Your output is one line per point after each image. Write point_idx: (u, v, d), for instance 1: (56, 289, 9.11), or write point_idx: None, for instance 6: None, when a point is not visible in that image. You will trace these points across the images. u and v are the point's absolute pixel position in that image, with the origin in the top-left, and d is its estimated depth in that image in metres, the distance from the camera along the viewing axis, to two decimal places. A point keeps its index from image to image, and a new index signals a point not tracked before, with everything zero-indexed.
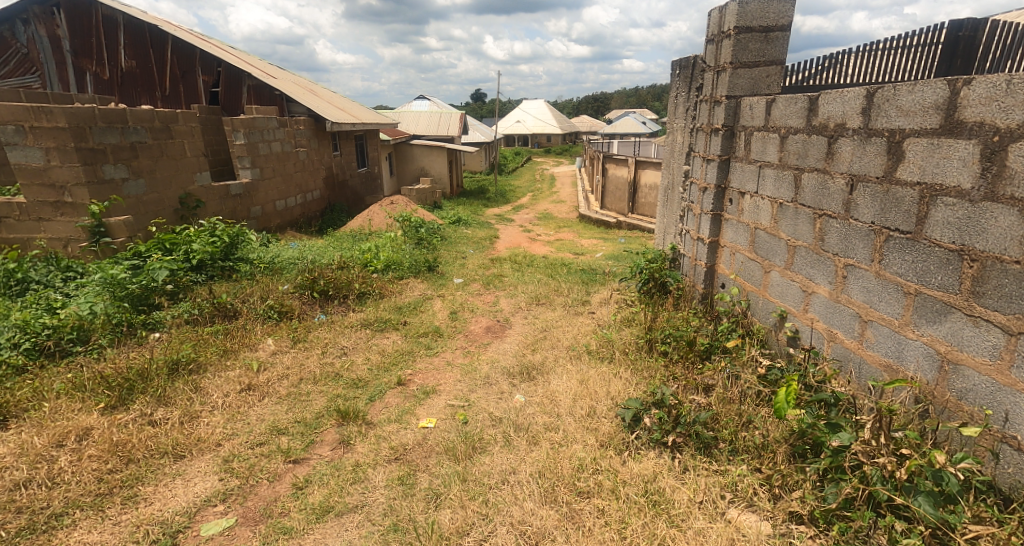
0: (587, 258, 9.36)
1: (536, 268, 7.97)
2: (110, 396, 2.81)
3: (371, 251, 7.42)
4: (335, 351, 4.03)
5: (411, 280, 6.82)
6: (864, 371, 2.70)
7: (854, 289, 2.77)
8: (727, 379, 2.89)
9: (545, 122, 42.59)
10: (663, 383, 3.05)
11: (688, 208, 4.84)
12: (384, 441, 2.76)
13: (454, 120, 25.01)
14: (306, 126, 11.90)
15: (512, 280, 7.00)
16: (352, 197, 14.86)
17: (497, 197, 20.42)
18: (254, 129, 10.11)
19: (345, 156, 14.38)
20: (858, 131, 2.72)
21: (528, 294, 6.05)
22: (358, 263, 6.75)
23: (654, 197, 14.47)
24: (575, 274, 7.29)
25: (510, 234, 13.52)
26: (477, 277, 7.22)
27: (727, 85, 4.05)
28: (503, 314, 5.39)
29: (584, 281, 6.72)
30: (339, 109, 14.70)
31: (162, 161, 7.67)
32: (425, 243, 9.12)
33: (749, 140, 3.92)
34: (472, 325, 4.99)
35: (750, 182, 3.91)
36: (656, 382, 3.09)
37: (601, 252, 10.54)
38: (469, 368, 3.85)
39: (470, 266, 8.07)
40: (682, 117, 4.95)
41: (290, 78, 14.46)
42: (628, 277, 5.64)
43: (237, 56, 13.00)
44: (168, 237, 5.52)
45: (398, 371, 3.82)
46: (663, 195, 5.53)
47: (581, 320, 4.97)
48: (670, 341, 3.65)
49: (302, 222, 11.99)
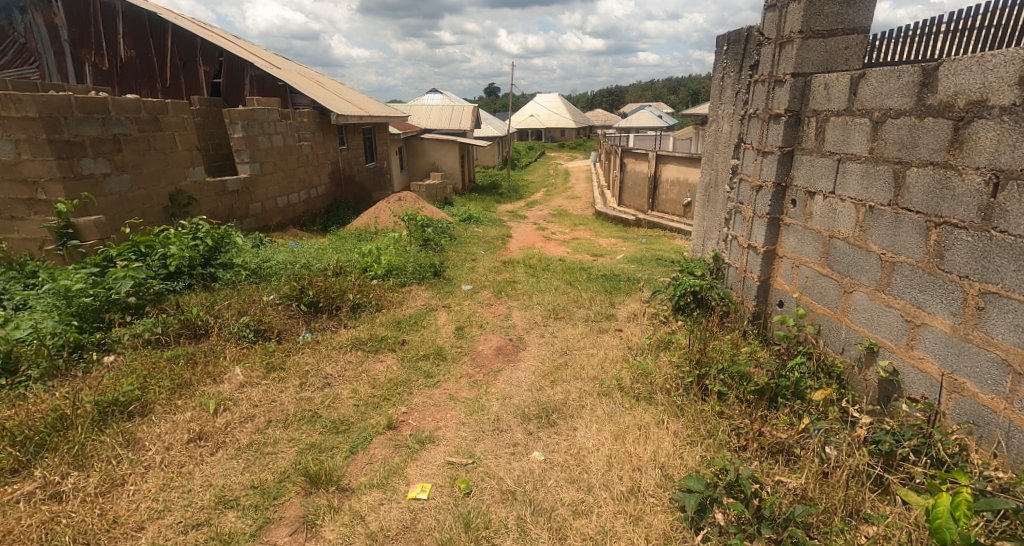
0: (607, 261, 8.63)
1: (553, 273, 7.27)
2: (11, 457, 2.21)
3: (372, 254, 6.80)
4: (317, 382, 3.39)
5: (415, 287, 6.18)
6: (1016, 438, 1.98)
7: (1000, 326, 2.04)
8: (823, 450, 2.16)
9: (559, 117, 41.72)
10: (729, 451, 2.37)
11: (736, 210, 4.10)
12: (360, 522, 2.13)
13: (466, 113, 24.30)
14: (309, 119, 11.33)
15: (527, 288, 6.32)
16: (359, 193, 14.29)
17: (510, 193, 19.72)
18: (253, 121, 9.54)
19: (352, 150, 13.79)
20: (1011, 111, 1.99)
21: (546, 306, 5.37)
22: (356, 268, 6.16)
23: (676, 193, 13.67)
24: (596, 281, 6.59)
25: (524, 232, 12.87)
26: (487, 285, 6.57)
27: (794, 60, 3.29)
28: (518, 330, 4.72)
29: (607, 290, 6.02)
30: (346, 101, 14.15)
31: (149, 155, 7.11)
32: (433, 245, 8.49)
33: (821, 127, 3.17)
34: (481, 345, 4.34)
35: (823, 179, 3.17)
36: (719, 448, 2.39)
37: (622, 254, 9.79)
38: (474, 406, 3.21)
39: (480, 269, 7.44)
40: (730, 103, 4.19)
41: (294, 69, 13.91)
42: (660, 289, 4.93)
43: (240, 46, 12.48)
44: (143, 239, 4.91)
45: (389, 410, 3.19)
46: (701, 195, 4.80)
47: (608, 341, 4.29)
48: (727, 381, 2.94)
49: (305, 219, 11.44)
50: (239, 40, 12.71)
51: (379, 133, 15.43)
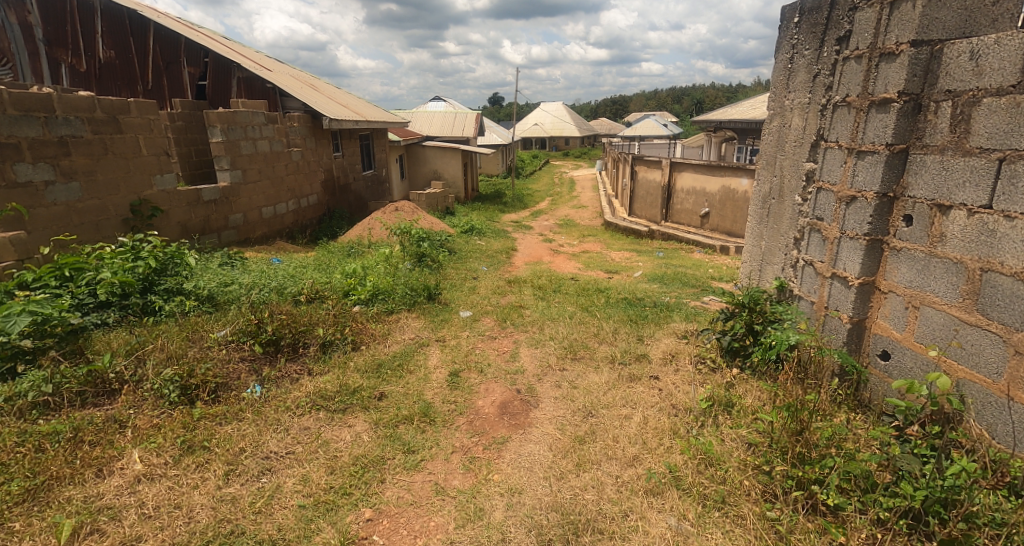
0: (624, 281, 7.72)
1: (566, 296, 6.36)
2: None
3: (357, 274, 5.89)
4: (252, 467, 2.46)
5: (404, 315, 5.27)
6: None
7: None
8: None
9: (564, 125, 41.02)
10: None
11: (813, 227, 3.17)
12: None
13: (469, 120, 23.52)
14: (299, 124, 10.50)
15: (537, 316, 5.41)
16: (355, 203, 13.46)
17: (514, 202, 18.87)
18: (234, 124, 8.72)
19: (348, 158, 12.97)
20: None
21: (561, 342, 4.47)
22: (336, 292, 5.28)
23: (692, 203, 12.72)
24: (617, 307, 5.68)
25: (530, 244, 11.95)
26: (489, 313, 5.66)
27: (917, 22, 2.39)
28: (528, 377, 3.80)
29: (632, 319, 5.11)
30: (342, 105, 13.36)
31: (106, 160, 6.22)
32: (429, 261, 7.59)
33: (962, 114, 2.27)
34: (480, 401, 3.44)
35: (966, 187, 2.25)
36: None
37: (639, 271, 8.87)
38: (468, 506, 2.33)
39: (481, 292, 6.55)
40: (800, 91, 3.28)
41: (287, 71, 13.17)
42: (709, 328, 3.97)
43: (228, 47, 11.73)
44: (70, 261, 3.97)
45: (347, 512, 2.28)
46: (756, 207, 3.87)
47: (643, 396, 3.38)
48: (845, 487, 2.02)
49: (293, 231, 10.57)
50: (228, 40, 11.96)
51: (376, 139, 14.61)
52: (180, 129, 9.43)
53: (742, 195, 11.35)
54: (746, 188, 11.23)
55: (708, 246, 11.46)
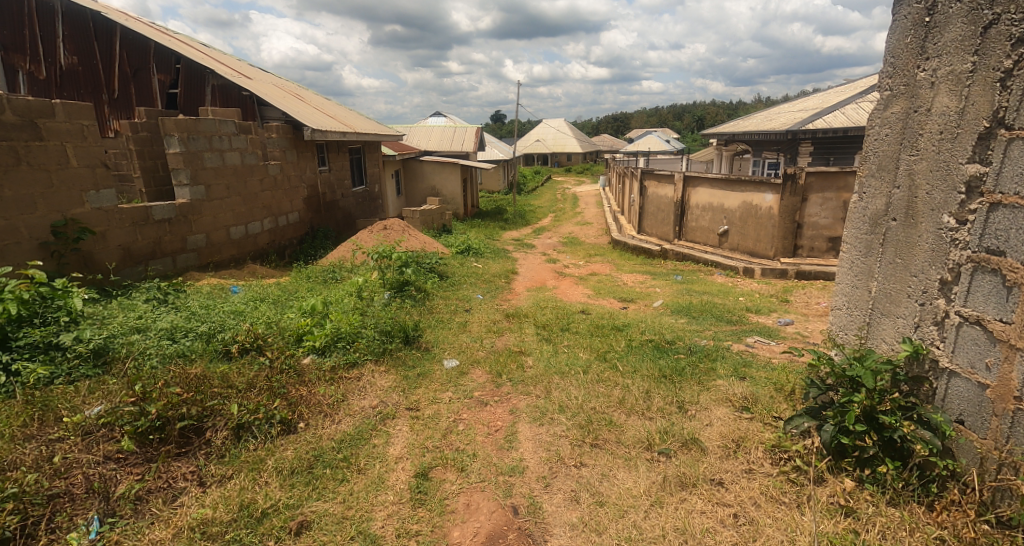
0: (642, 314, 6.55)
1: (576, 338, 5.16)
2: None
3: (318, 312, 4.73)
4: None
5: (370, 370, 4.08)
6: None
7: None
8: None
9: (566, 141, 40.28)
10: None
11: (984, 267, 2.00)
12: None
13: (469, 135, 22.56)
14: (277, 135, 9.41)
15: (541, 370, 4.25)
16: (344, 221, 12.39)
17: (516, 219, 17.80)
18: (197, 133, 7.65)
19: (335, 173, 11.92)
20: None
21: (574, 417, 3.28)
22: (284, 339, 4.14)
23: (708, 220, 11.49)
24: (643, 357, 4.50)
25: (532, 266, 10.79)
26: (480, 363, 4.49)
27: None
28: (529, 483, 2.64)
29: (665, 379, 3.91)
30: (329, 116, 12.35)
31: (19, 172, 5.07)
32: (412, 291, 6.47)
33: None
34: (456, 532, 2.29)
35: None
36: None
37: (658, 300, 7.67)
38: None
39: (472, 333, 5.39)
40: (952, 53, 2.12)
41: (270, 80, 12.26)
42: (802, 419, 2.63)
43: (204, 54, 10.77)
44: None
45: None
46: (857, 231, 2.69)
47: (710, 527, 2.23)
48: None
49: (269, 253, 9.42)
50: (206, 47, 11.07)
51: (368, 153, 13.58)
52: (144, 139, 8.28)
53: (766, 212, 10.14)
54: (771, 204, 10.00)
55: (729, 268, 10.30)
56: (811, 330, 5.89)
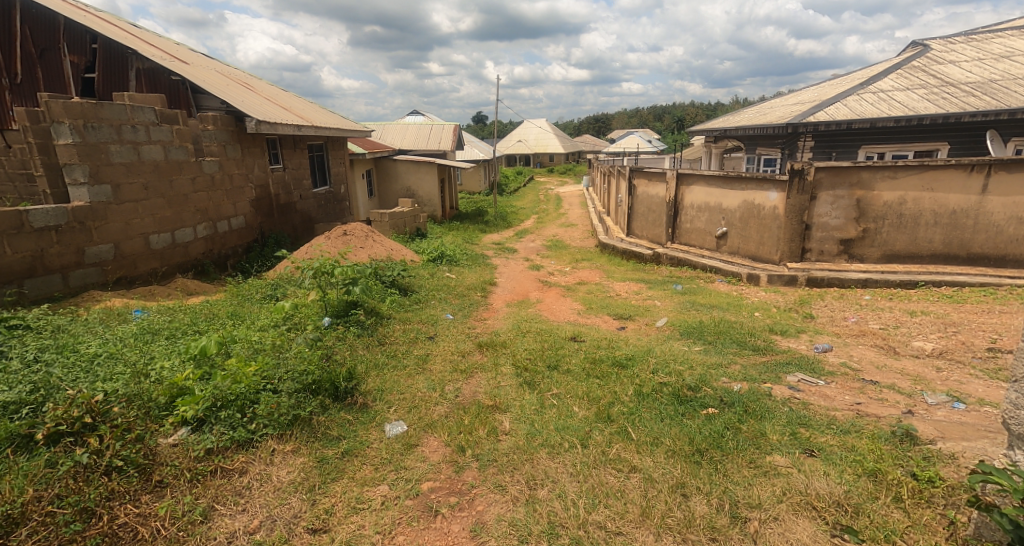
0: (646, 339, 5.32)
1: (569, 382, 3.87)
2: None
3: (212, 356, 3.39)
4: None
5: (270, 452, 2.76)
6: None
7: None
8: None
9: (548, 140, 39.12)
10: None
11: None
12: None
13: (446, 133, 21.19)
14: (216, 127, 7.95)
15: (521, 441, 2.97)
16: (302, 226, 10.94)
17: (497, 221, 16.50)
18: (97, 121, 6.14)
19: (291, 171, 10.45)
20: None
21: None
22: (144, 407, 2.77)
23: (704, 221, 10.29)
24: (663, 417, 3.22)
25: (513, 274, 9.53)
26: (436, 428, 3.16)
27: None
28: None
29: (706, 463, 2.66)
30: (281, 107, 10.88)
31: None
32: (361, 315, 5.13)
33: None
34: None
35: None
36: None
37: (661, 317, 6.43)
38: None
39: (435, 373, 4.08)
40: None
41: (212, 67, 10.79)
42: None
43: (129, 35, 9.28)
44: None
45: None
46: None
47: None
48: None
49: (206, 265, 7.95)
50: (134, 28, 9.59)
51: (332, 150, 12.12)
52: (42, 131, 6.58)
53: (769, 211, 8.92)
54: (776, 203, 8.78)
55: (731, 274, 9.20)
56: (859, 360, 4.70)
